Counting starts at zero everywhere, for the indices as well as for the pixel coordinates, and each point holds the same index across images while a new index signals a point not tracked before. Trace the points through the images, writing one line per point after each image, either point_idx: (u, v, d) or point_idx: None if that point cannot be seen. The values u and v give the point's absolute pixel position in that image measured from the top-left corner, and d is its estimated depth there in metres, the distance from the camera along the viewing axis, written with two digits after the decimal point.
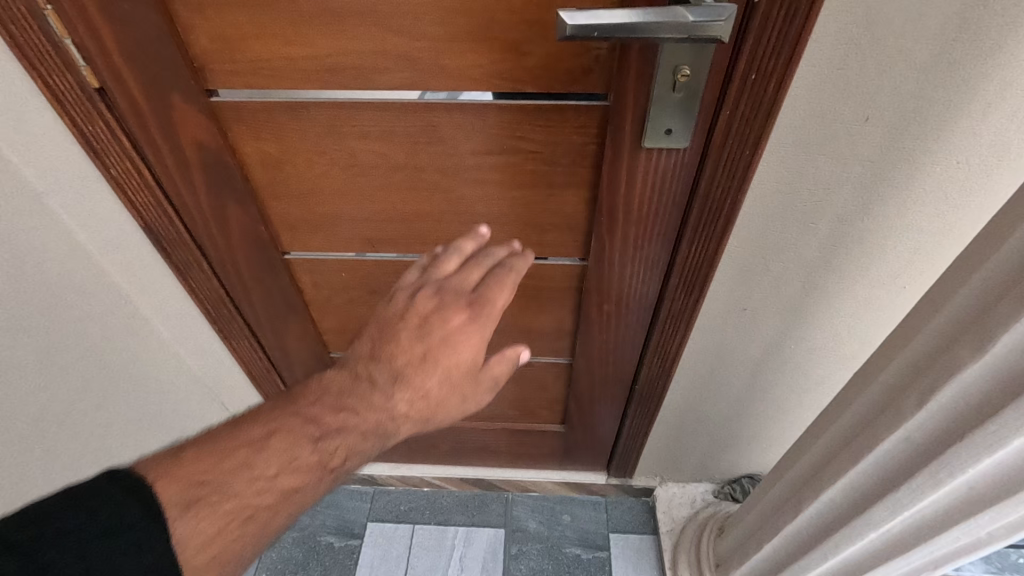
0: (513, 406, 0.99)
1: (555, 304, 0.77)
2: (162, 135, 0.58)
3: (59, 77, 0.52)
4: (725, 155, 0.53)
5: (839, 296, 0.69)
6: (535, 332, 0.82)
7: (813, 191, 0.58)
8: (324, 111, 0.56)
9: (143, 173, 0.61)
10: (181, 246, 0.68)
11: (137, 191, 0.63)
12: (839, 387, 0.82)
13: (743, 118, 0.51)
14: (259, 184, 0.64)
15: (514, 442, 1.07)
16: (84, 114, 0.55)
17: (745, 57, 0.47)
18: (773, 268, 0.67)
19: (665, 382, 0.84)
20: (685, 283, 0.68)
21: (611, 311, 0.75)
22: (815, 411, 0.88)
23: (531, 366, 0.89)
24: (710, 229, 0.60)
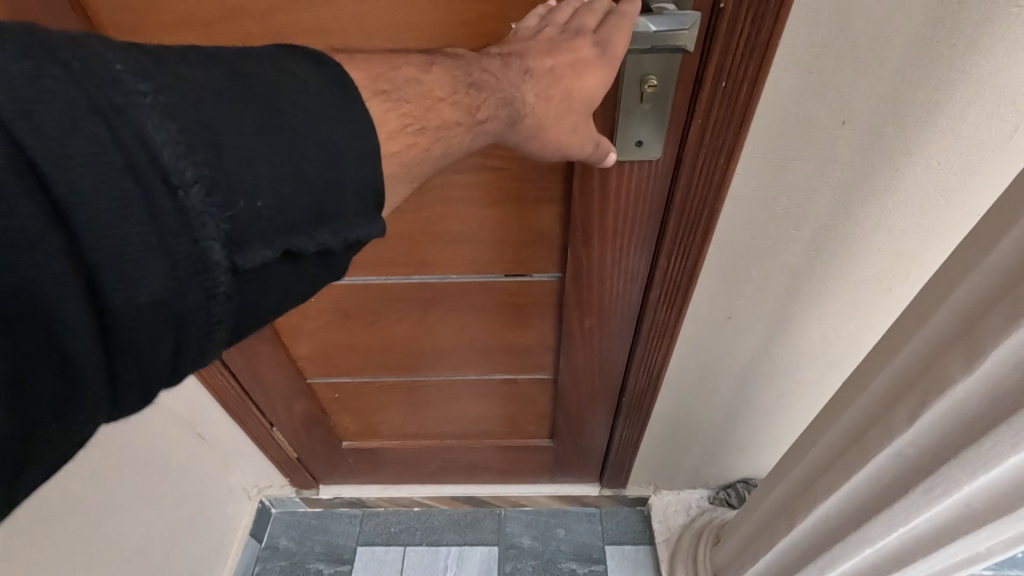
0: (500, 423, 0.97)
1: (535, 320, 0.75)
2: None
3: None
4: (700, 165, 0.52)
5: (825, 301, 0.67)
6: (517, 349, 0.80)
7: (792, 198, 0.56)
8: None
9: None
10: None
11: None
12: (830, 390, 0.80)
13: (716, 127, 0.49)
14: None
15: (505, 458, 1.05)
16: None
17: (714, 65, 0.45)
18: (757, 276, 0.65)
19: (652, 393, 0.82)
20: (667, 295, 0.66)
21: (593, 325, 0.72)
22: (807, 416, 0.86)
23: (516, 383, 0.87)
24: (688, 241, 0.59)
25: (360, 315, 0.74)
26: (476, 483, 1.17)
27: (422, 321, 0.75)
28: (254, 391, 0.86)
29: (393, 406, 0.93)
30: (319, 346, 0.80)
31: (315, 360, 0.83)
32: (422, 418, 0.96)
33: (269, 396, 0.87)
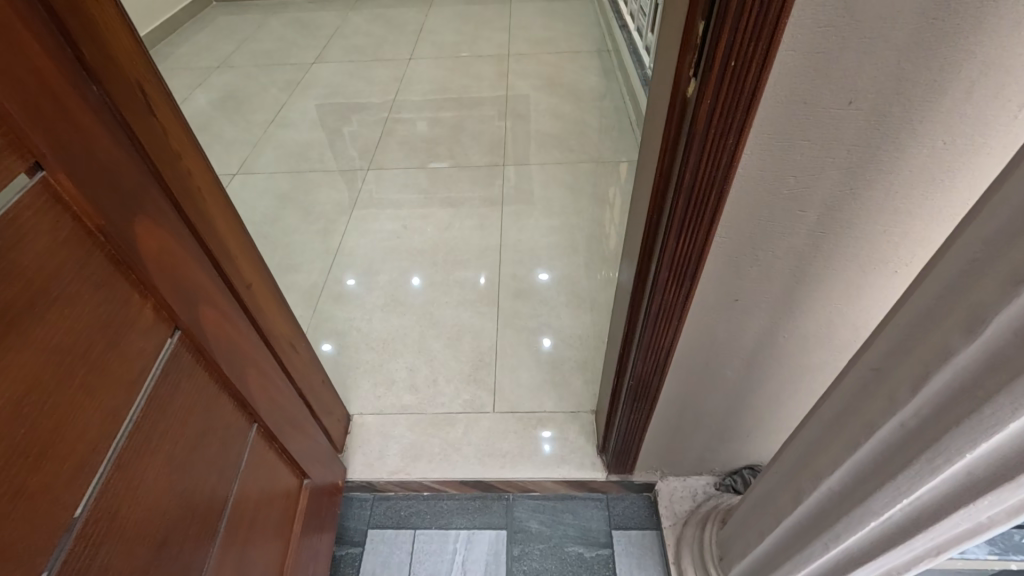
0: (278, 536, 0.89)
1: (184, 535, 0.66)
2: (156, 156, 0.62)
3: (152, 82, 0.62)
4: (707, 145, 0.53)
5: (830, 284, 0.68)
6: (215, 528, 0.72)
7: (798, 178, 0.57)
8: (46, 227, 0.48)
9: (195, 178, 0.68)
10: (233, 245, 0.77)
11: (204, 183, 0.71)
12: (818, 371, 0.83)
13: (724, 106, 0.50)
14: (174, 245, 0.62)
15: (305, 538, 0.97)
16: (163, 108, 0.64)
17: (702, 119, 0.51)
18: (763, 259, 0.66)
19: (660, 376, 0.85)
20: (675, 277, 0.67)
21: (194, 551, 0.68)
22: (797, 397, 0.89)
23: (248, 539, 0.80)
24: (699, 220, 0.60)
25: (173, 405, 0.64)
26: (489, 457, 1.19)
27: (213, 430, 0.72)
28: (286, 372, 0.93)
29: (263, 515, 0.85)
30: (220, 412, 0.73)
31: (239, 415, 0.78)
32: (273, 493, 0.88)
33: (283, 403, 0.90)
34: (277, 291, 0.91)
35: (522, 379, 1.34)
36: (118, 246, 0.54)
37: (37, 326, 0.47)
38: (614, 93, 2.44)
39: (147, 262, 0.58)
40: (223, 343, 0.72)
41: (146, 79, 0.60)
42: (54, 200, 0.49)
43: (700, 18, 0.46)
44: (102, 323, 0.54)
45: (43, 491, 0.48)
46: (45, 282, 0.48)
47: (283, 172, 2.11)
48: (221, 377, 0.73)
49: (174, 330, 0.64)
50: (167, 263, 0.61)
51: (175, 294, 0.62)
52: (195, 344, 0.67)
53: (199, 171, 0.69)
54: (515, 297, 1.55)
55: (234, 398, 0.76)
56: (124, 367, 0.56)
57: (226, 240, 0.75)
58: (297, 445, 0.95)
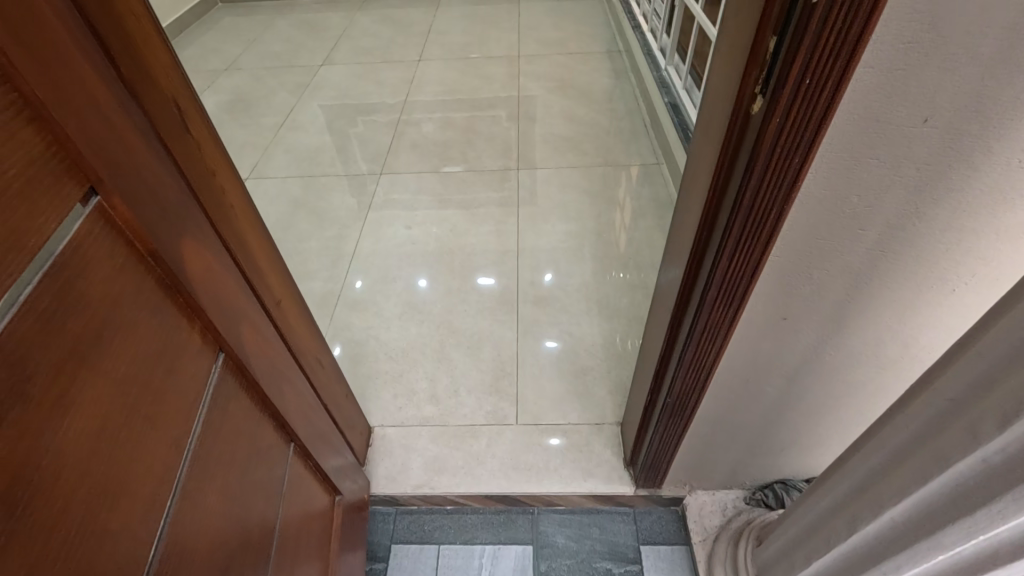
0: (318, 555, 0.88)
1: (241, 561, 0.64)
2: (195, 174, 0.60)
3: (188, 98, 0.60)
4: (771, 163, 0.51)
5: (885, 302, 0.66)
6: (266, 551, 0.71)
7: (863, 197, 0.54)
8: (107, 255, 0.46)
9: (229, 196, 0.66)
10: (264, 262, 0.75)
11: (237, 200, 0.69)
12: (862, 387, 0.81)
13: (794, 124, 0.47)
14: (216, 266, 0.60)
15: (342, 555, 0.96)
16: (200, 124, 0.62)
17: (769, 137, 0.49)
18: (816, 277, 0.63)
19: (699, 393, 0.83)
20: (724, 295, 0.66)
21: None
22: (837, 413, 0.87)
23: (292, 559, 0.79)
24: (754, 239, 0.58)
25: (224, 431, 0.62)
26: (514, 470, 1.17)
27: (259, 453, 0.70)
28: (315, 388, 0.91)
29: (305, 534, 0.83)
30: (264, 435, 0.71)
31: (280, 436, 0.76)
32: (311, 510, 0.86)
33: (315, 420, 0.88)
34: (303, 305, 0.89)
35: (544, 389, 1.31)
36: (168, 270, 0.52)
37: (104, 359, 0.45)
38: (628, 96, 2.40)
39: (194, 285, 0.56)
40: (263, 364, 0.70)
41: (181, 94, 0.58)
42: (108, 226, 0.46)
43: (772, 33, 0.44)
44: (159, 351, 0.52)
45: (118, 531, 0.46)
46: (108, 314, 0.46)
47: (295, 177, 2.09)
48: (262, 399, 0.71)
49: (218, 354, 0.62)
50: (211, 286, 0.59)
51: (220, 317, 0.60)
52: (238, 367, 0.65)
53: (232, 187, 0.67)
54: (535, 305, 1.52)
55: (273, 420, 0.74)
56: (180, 397, 0.54)
57: (257, 257, 0.73)
58: (328, 462, 0.93)
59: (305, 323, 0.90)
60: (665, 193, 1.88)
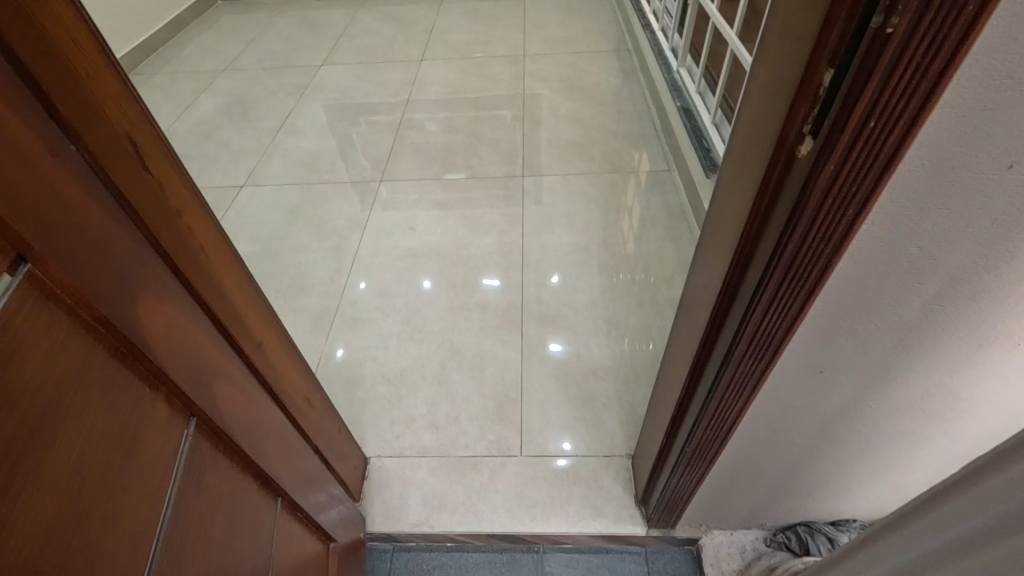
0: None
1: None
2: (155, 217, 0.53)
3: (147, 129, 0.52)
4: (822, 212, 0.43)
5: (938, 355, 0.58)
6: None
7: (925, 249, 0.46)
8: (45, 330, 0.37)
9: (195, 236, 0.59)
10: (240, 304, 0.68)
11: (209, 238, 0.62)
12: (903, 438, 0.73)
13: (850, 171, 0.40)
14: (184, 321, 0.53)
15: None
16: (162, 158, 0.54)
17: (821, 185, 0.41)
18: (862, 330, 0.56)
19: (722, 443, 0.76)
20: (756, 348, 0.58)
21: None
22: (872, 461, 0.79)
23: None
24: (795, 293, 0.50)
25: (201, 506, 0.54)
26: (518, 507, 1.11)
27: (244, 520, 0.62)
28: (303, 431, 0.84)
29: None
30: (250, 497, 0.64)
31: (268, 492, 0.69)
32: (304, 564, 0.79)
33: (305, 465, 0.81)
34: (289, 340, 0.83)
35: (550, 417, 1.24)
36: (124, 337, 0.44)
37: (47, 459, 0.37)
38: (637, 98, 2.31)
39: (158, 347, 0.48)
40: (245, 421, 0.63)
41: (135, 126, 0.51)
42: (45, 296, 0.38)
43: (829, 63, 0.36)
44: (118, 433, 0.43)
45: None
46: (50, 401, 0.37)
47: (292, 184, 2.02)
48: (246, 461, 0.63)
49: (190, 420, 0.53)
50: (181, 345, 0.51)
51: (191, 377, 0.52)
52: (216, 432, 0.57)
53: (199, 224, 0.60)
54: (540, 323, 1.45)
55: (260, 479, 0.67)
56: (147, 483, 0.46)
57: (232, 299, 0.66)
58: (321, 509, 0.86)
59: (291, 361, 0.83)
60: (677, 202, 1.79)
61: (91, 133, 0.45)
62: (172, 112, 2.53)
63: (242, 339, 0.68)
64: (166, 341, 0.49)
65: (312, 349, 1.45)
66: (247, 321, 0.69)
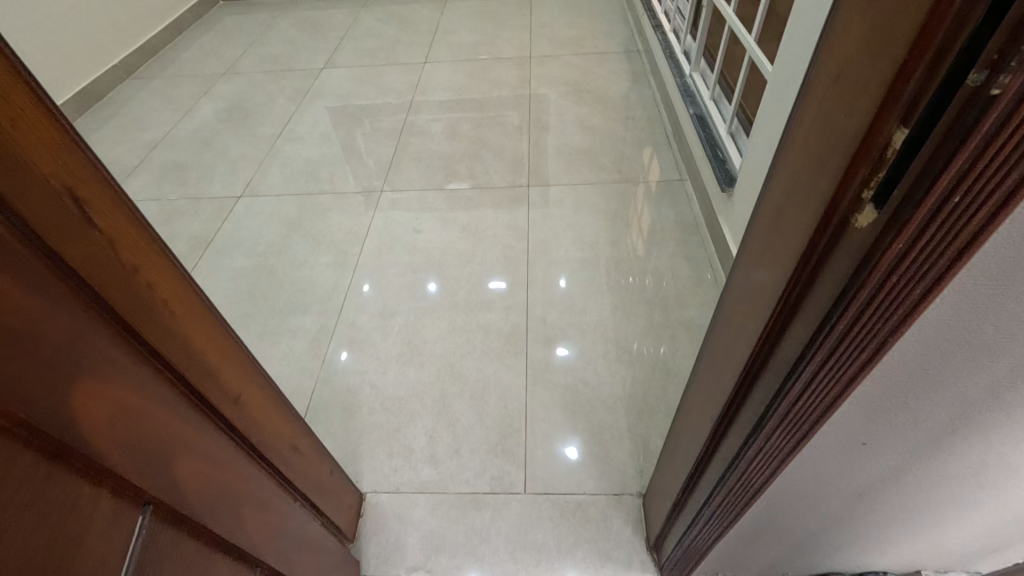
0: None
1: None
2: (105, 279, 0.46)
3: (100, 180, 0.46)
4: (882, 293, 0.35)
5: (1002, 432, 0.50)
6: None
7: (1002, 329, 0.39)
8: None
9: (156, 293, 0.53)
10: (214, 359, 0.62)
11: (175, 292, 0.55)
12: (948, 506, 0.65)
13: (924, 251, 0.32)
14: (130, 399, 0.46)
15: None
16: (120, 210, 0.48)
17: (884, 265, 0.33)
18: (914, 407, 0.48)
19: (743, 509, 0.68)
20: (790, 422, 0.51)
21: None
22: (910, 525, 0.72)
23: None
24: (837, 375, 0.43)
25: None
26: (522, 551, 1.04)
27: None
28: (288, 485, 0.78)
29: None
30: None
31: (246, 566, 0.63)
32: None
33: (289, 524, 0.75)
34: (272, 385, 0.77)
35: (557, 450, 1.18)
36: (46, 435, 0.37)
37: None
38: (648, 102, 2.22)
39: (98, 439, 0.42)
40: (211, 495, 0.57)
41: (78, 177, 0.44)
42: None
43: (901, 122, 0.29)
44: (47, 547, 0.37)
45: None
46: None
47: (291, 194, 1.96)
48: (213, 538, 0.57)
49: (143, 507, 0.47)
50: (124, 427, 0.45)
51: (140, 462, 0.46)
52: (176, 513, 0.51)
53: (162, 277, 0.54)
54: (546, 346, 1.38)
55: (233, 554, 0.60)
56: None
57: (204, 353, 0.60)
58: (308, 565, 0.80)
59: (275, 410, 0.77)
60: (690, 215, 1.71)
61: (14, 194, 0.38)
62: (171, 118, 2.47)
63: (215, 398, 0.61)
64: (103, 427, 0.42)
65: (308, 372, 1.39)
66: (222, 376, 0.63)
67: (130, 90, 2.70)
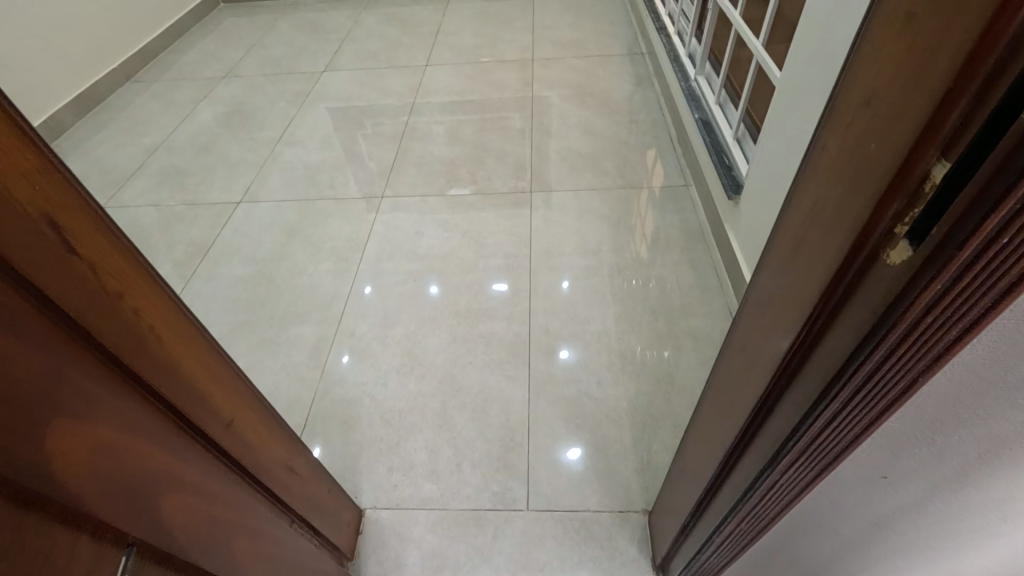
0: None
1: None
2: (91, 309, 0.44)
3: (87, 206, 0.44)
4: (913, 336, 0.33)
5: None
6: None
7: None
8: None
9: (146, 320, 0.50)
10: (207, 385, 0.59)
11: (165, 318, 0.53)
12: None
13: (961, 295, 0.30)
14: (113, 435, 0.44)
15: None
16: (107, 237, 0.46)
17: (916, 308, 0.31)
18: (940, 443, 0.46)
19: (753, 538, 0.66)
20: (806, 458, 0.48)
21: None
22: None
23: None
24: (860, 414, 0.41)
25: None
26: (524, 570, 1.02)
27: None
28: (285, 509, 0.76)
29: None
30: None
31: None
32: None
33: (284, 551, 0.73)
34: (267, 404, 0.75)
35: (560, 466, 1.15)
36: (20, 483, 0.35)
37: None
38: (651, 106, 2.20)
39: (76, 482, 0.39)
40: (202, 529, 0.54)
41: (58, 204, 0.42)
42: None
43: (939, 157, 0.27)
44: None
45: None
46: None
47: (290, 200, 1.94)
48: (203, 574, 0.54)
49: (129, 548, 0.45)
50: (106, 466, 0.42)
51: (124, 503, 0.44)
52: (163, 553, 0.49)
53: (152, 303, 0.52)
54: (549, 357, 1.35)
55: None
56: None
57: (194, 379, 0.57)
58: None
59: (271, 432, 0.75)
60: (695, 221, 1.68)
61: None
62: (170, 122, 2.45)
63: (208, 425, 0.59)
64: (83, 469, 0.40)
65: (307, 383, 1.37)
66: (215, 402, 0.61)
67: (129, 94, 2.68)
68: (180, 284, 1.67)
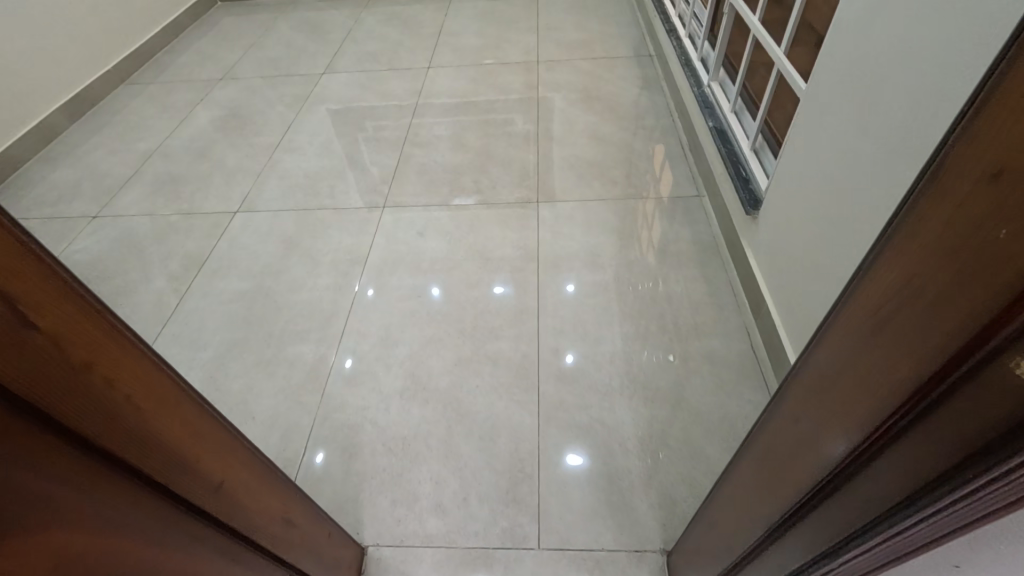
0: None
1: None
2: (54, 388, 0.38)
3: (49, 269, 0.38)
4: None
5: None
6: None
7: None
8: None
9: (123, 388, 0.44)
10: (195, 450, 0.54)
11: (146, 383, 0.47)
12: None
13: None
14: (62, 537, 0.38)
15: None
16: (73, 301, 0.40)
17: None
18: None
19: None
20: (865, 556, 0.43)
21: None
22: None
23: None
24: (941, 531, 0.35)
25: None
26: None
27: None
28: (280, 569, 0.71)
29: None
30: None
31: None
32: None
33: None
34: (262, 455, 0.69)
35: (571, 500, 1.10)
36: None
37: None
38: (661, 111, 2.13)
39: None
40: None
41: (14, 271, 0.35)
42: None
43: None
44: None
45: None
46: None
47: (289, 210, 1.88)
48: None
49: None
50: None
51: None
52: None
53: (131, 368, 0.46)
54: (559, 382, 1.29)
55: None
56: None
57: (182, 446, 0.52)
58: None
59: (270, 488, 0.69)
60: (709, 234, 1.62)
61: None
62: (165, 127, 2.38)
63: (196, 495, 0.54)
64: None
65: (306, 408, 1.31)
66: (206, 467, 0.55)
67: (124, 97, 2.61)
68: (175, 300, 1.61)
